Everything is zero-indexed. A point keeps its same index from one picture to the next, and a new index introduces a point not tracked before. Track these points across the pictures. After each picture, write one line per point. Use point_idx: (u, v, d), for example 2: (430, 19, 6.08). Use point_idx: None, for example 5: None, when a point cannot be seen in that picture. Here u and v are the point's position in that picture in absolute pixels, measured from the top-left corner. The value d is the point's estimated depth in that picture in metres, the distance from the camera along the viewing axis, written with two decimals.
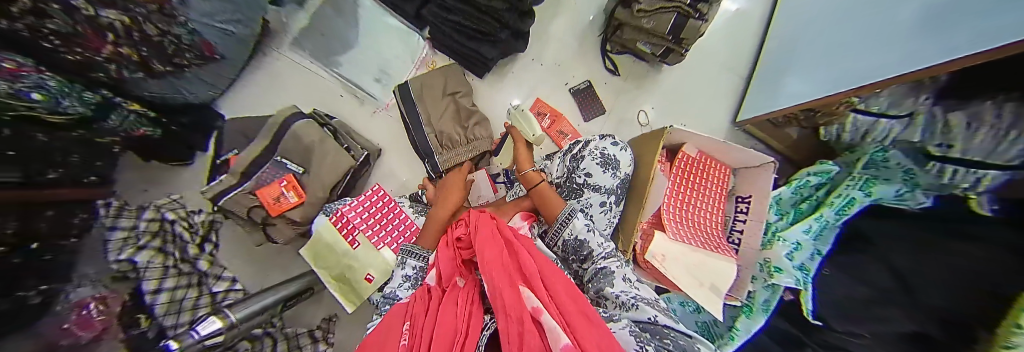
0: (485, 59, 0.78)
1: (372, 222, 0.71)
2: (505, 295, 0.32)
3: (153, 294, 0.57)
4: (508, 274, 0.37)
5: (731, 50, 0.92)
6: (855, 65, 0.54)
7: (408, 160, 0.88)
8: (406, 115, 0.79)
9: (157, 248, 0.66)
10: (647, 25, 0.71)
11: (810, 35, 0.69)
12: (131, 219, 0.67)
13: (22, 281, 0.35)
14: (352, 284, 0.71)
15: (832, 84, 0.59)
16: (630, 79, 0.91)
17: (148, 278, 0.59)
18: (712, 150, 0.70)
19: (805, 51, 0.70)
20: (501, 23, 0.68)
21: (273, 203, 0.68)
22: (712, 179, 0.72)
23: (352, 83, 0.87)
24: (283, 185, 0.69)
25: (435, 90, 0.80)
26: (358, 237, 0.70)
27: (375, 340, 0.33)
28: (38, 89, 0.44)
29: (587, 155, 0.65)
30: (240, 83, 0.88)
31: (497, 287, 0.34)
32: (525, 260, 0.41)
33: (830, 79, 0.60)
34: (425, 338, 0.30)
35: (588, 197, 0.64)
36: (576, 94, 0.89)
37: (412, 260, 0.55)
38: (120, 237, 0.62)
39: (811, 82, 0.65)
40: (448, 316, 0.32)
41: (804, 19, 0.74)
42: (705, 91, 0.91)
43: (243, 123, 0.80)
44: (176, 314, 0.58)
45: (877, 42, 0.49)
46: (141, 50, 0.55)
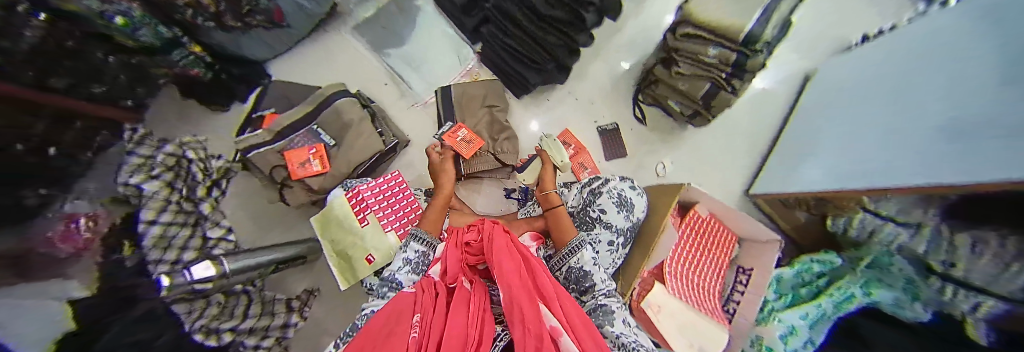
0: (528, 83, 0.84)
1: (386, 205, 0.72)
2: (524, 308, 0.34)
3: (148, 224, 0.55)
4: (526, 287, 0.39)
5: (754, 127, 0.97)
6: (868, 165, 0.57)
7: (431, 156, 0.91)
8: (443, 117, 0.84)
9: (167, 183, 0.65)
10: (680, 86, 0.77)
11: (828, 129, 0.74)
12: (150, 148, 0.66)
13: (33, 180, 0.35)
14: (350, 262, 0.71)
15: (843, 178, 0.62)
16: (655, 131, 0.96)
17: (148, 208, 0.57)
18: (722, 215, 0.72)
19: (823, 139, 0.74)
20: (550, 55, 0.74)
21: (297, 168, 0.71)
22: (718, 244, 0.74)
23: (398, 75, 0.93)
24: (311, 153, 0.72)
25: (474, 100, 0.85)
26: (369, 216, 0.71)
27: (384, 323, 0.34)
28: (123, 16, 0.50)
29: (604, 192, 0.68)
30: (293, 51, 0.93)
31: (514, 297, 0.36)
32: (539, 276, 0.43)
33: (841, 173, 0.64)
34: (438, 335, 0.32)
35: (598, 233, 0.65)
36: (603, 133, 0.94)
37: (416, 244, 0.57)
38: (136, 162, 0.60)
39: (822, 171, 0.69)
40: (463, 317, 0.34)
41: (823, 113, 0.80)
42: (723, 159, 0.95)
43: (290, 87, 0.84)
44: (164, 250, 0.56)
45: (891, 149, 0.53)
46: (220, 3, 0.61)
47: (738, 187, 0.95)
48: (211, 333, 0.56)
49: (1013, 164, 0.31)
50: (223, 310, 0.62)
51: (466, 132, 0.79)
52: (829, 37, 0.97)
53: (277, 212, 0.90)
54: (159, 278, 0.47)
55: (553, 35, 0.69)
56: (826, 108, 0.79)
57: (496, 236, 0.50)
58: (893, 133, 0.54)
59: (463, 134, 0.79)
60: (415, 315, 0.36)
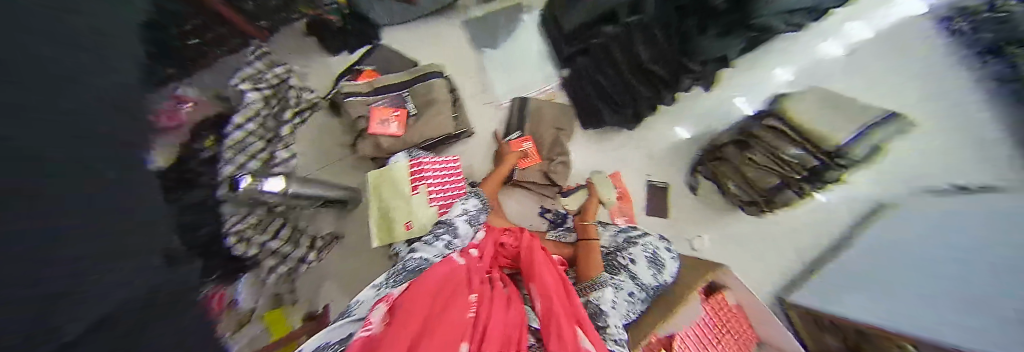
0: (601, 120, 0.93)
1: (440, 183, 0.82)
2: (563, 325, 0.39)
3: (236, 126, 0.66)
4: (564, 307, 0.43)
5: (810, 236, 0.91)
6: (931, 313, 0.52)
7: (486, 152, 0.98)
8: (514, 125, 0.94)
9: (267, 97, 0.76)
10: (751, 173, 0.77)
11: (892, 262, 0.67)
12: (266, 66, 0.80)
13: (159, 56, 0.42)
14: (389, 222, 0.78)
15: (894, 314, 0.57)
16: (704, 205, 0.95)
17: (243, 112, 0.68)
18: (750, 308, 0.70)
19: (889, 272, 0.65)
20: (632, 98, 0.83)
21: (376, 123, 0.81)
22: (737, 339, 0.71)
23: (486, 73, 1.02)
24: (392, 115, 0.82)
25: (546, 121, 0.94)
26: (421, 188, 0.77)
27: (440, 292, 0.40)
28: None
29: (639, 245, 0.72)
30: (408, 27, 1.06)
31: (556, 312, 0.41)
32: (575, 300, 0.46)
33: (893, 310, 0.58)
34: (490, 321, 0.37)
35: (621, 279, 0.65)
36: (652, 188, 0.96)
37: (473, 201, 0.73)
38: (250, 73, 0.73)
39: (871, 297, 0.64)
40: (506, 316, 0.39)
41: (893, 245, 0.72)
42: (763, 257, 0.92)
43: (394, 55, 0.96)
44: (238, 152, 0.65)
45: (969, 307, 0.47)
46: None
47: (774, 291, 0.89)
48: (243, 240, 0.64)
49: None
50: (256, 227, 0.67)
51: (529, 146, 0.92)
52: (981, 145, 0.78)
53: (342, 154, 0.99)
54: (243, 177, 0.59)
55: (646, 86, 0.79)
56: (898, 240, 0.72)
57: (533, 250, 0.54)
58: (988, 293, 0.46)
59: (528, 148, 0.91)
60: (470, 294, 0.41)
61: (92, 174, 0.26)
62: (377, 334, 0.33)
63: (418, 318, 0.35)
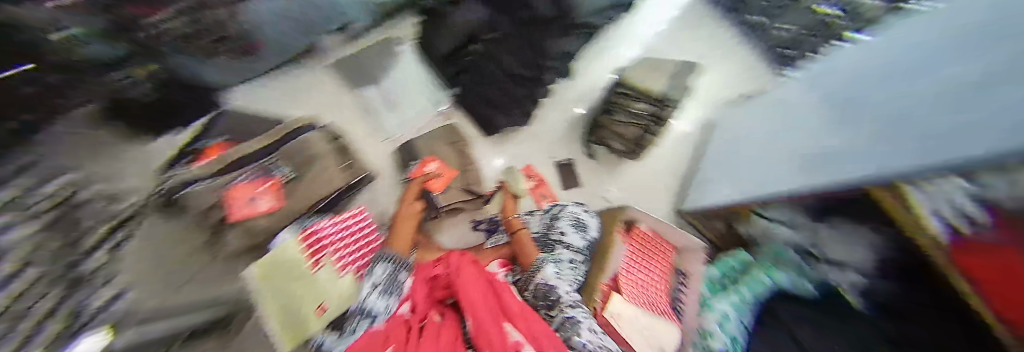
0: (496, 125, 0.99)
1: (346, 244, 0.72)
2: (491, 331, 0.42)
3: None
4: (492, 313, 0.46)
5: (677, 155, 1.15)
6: (768, 179, 0.73)
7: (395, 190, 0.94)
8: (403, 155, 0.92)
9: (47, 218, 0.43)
10: (619, 128, 0.97)
11: (730, 157, 0.94)
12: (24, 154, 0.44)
13: None
14: (291, 320, 0.63)
15: (750, 191, 0.78)
16: (603, 165, 1.11)
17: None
18: (659, 230, 0.86)
19: (719, 164, 0.98)
20: (514, 101, 0.93)
21: (240, 206, 0.67)
22: (660, 255, 0.85)
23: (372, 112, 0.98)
24: (260, 189, 0.68)
25: (442, 142, 0.93)
26: (324, 260, 0.67)
27: None
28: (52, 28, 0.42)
29: (563, 217, 0.78)
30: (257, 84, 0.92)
31: (483, 324, 0.44)
32: (506, 298, 0.50)
33: (748, 188, 0.79)
34: None
35: (559, 253, 0.72)
36: (559, 166, 1.08)
37: (382, 264, 0.63)
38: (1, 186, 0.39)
39: (731, 187, 0.87)
40: None
41: (724, 146, 1.00)
42: (656, 185, 1.13)
43: (248, 121, 0.82)
44: None
45: (784, 168, 0.68)
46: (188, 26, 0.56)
47: (670, 208, 1.11)
48: None
49: (881, 159, 0.39)
50: None
51: (435, 165, 0.89)
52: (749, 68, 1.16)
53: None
54: None
55: (521, 88, 0.90)
56: (727, 141, 0.99)
57: (462, 271, 0.54)
58: (768, 156, 0.77)
59: (433, 169, 0.89)
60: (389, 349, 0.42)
61: None
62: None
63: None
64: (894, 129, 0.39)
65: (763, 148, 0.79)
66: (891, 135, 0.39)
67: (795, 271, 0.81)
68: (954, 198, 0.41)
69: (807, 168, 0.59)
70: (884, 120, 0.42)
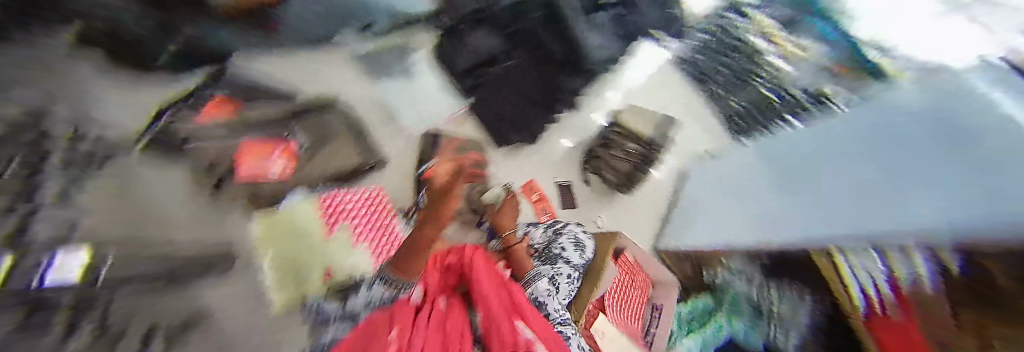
0: (510, 139, 1.07)
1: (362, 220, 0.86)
2: (502, 326, 0.48)
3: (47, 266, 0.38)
4: (504, 308, 0.51)
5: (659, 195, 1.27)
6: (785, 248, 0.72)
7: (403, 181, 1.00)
8: (428, 152, 1.00)
9: None
10: (612, 161, 1.14)
11: (708, 212, 1.03)
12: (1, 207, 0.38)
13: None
14: (295, 272, 0.70)
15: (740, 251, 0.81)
16: (597, 191, 1.20)
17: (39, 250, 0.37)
18: (642, 261, 0.94)
19: (695, 214, 1.09)
20: (531, 122, 1.03)
21: (250, 164, 0.69)
22: (637, 282, 0.92)
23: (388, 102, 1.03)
24: (274, 152, 0.73)
25: (460, 148, 1.03)
26: (341, 228, 0.81)
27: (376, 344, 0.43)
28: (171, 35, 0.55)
29: (565, 234, 0.87)
30: None
31: (495, 316, 0.49)
32: (513, 288, 0.55)
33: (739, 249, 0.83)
34: None
35: (559, 267, 0.79)
36: (559, 187, 1.18)
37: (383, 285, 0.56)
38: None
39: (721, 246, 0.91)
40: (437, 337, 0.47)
41: (696, 199, 1.10)
42: (643, 218, 1.22)
43: None
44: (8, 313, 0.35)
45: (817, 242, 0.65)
46: None
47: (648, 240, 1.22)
48: None
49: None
50: None
51: (445, 168, 0.98)
52: None
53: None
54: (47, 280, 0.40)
55: (537, 112, 1.01)
56: (699, 195, 1.09)
57: (474, 262, 0.57)
58: (766, 215, 0.82)
59: (444, 173, 0.97)
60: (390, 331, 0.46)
61: None
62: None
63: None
64: (910, 199, 0.49)
65: (757, 213, 0.84)
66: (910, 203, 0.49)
67: (748, 318, 0.90)
68: (903, 263, 0.51)
69: (817, 228, 0.66)
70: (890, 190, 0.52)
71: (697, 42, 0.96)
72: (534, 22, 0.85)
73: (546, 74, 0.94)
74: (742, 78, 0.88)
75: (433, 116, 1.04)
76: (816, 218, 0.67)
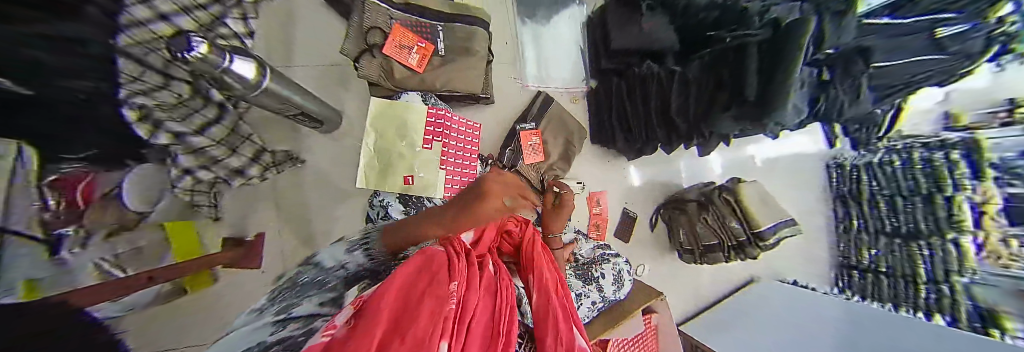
0: (613, 143, 1.01)
1: (459, 149, 0.78)
2: (559, 319, 0.37)
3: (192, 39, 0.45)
4: (562, 307, 0.41)
5: (723, 283, 1.11)
6: None
7: (495, 128, 1.01)
8: (529, 115, 0.99)
9: (184, 11, 0.46)
10: (699, 227, 0.98)
11: (746, 318, 0.94)
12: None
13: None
14: (387, 170, 0.72)
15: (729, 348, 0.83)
16: (659, 240, 1.13)
17: (161, 27, 0.40)
18: (662, 331, 0.89)
19: (736, 315, 0.99)
20: (647, 139, 0.90)
21: (398, 52, 0.78)
22: (645, 346, 0.89)
23: (523, 48, 1.05)
24: (418, 45, 0.80)
25: (558, 127, 1.00)
26: (435, 143, 0.74)
27: (416, 274, 0.34)
28: None
29: (609, 265, 0.81)
30: None
31: (548, 302, 0.40)
32: (568, 307, 0.44)
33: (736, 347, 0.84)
34: (471, 306, 0.32)
35: (587, 290, 0.74)
36: (625, 215, 1.11)
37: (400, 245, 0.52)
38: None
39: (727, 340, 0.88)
40: (487, 297, 0.36)
41: (739, 308, 1.01)
42: (690, 292, 1.11)
43: None
44: (153, 49, 0.39)
45: None
46: None
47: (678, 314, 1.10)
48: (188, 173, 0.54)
49: None
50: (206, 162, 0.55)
51: (535, 141, 0.97)
52: None
53: (332, 73, 0.89)
54: (197, 43, 0.45)
55: (663, 132, 0.83)
56: (765, 302, 0.98)
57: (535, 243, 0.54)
58: (755, 339, 0.84)
59: (534, 143, 0.97)
60: (452, 281, 0.33)
61: (39, 72, 0.24)
62: (338, 336, 0.21)
63: (384, 317, 0.25)
64: None
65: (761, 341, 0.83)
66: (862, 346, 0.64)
67: None
68: None
69: None
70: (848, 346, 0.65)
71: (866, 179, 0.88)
72: (754, 38, 0.55)
73: None
74: (917, 196, 0.74)
75: (553, 84, 1.06)
76: (785, 343, 0.78)
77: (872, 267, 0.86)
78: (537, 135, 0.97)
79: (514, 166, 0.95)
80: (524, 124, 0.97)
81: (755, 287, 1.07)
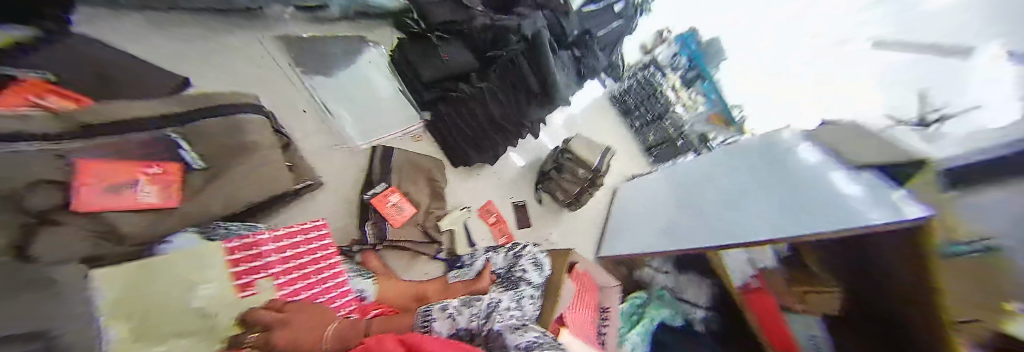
0: (469, 160, 1.06)
1: (292, 269, 0.59)
2: None
3: None
4: None
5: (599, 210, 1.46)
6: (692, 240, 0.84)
7: (347, 207, 0.91)
8: (378, 174, 0.90)
9: None
10: (566, 185, 1.20)
11: (644, 214, 1.16)
12: None
13: None
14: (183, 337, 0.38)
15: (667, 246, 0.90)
16: (549, 209, 1.30)
17: None
18: (590, 271, 1.05)
19: (626, 217, 1.28)
20: (492, 145, 1.02)
21: (103, 195, 0.47)
22: (587, 291, 1.00)
23: (329, 110, 0.93)
24: (146, 174, 0.52)
25: (418, 171, 0.96)
26: (259, 278, 0.52)
27: None
28: None
29: (525, 255, 0.88)
30: (151, 29, 0.74)
31: None
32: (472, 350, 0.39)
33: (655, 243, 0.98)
34: None
35: (521, 289, 0.77)
36: (516, 207, 1.22)
37: None
38: None
39: (648, 244, 1.02)
40: None
41: (630, 214, 1.27)
42: (586, 232, 1.39)
43: (140, 79, 0.65)
44: None
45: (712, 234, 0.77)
46: None
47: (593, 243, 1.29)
48: None
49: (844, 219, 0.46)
50: None
51: (396, 198, 0.89)
52: None
53: None
54: None
55: (499, 135, 0.99)
56: (639, 201, 1.24)
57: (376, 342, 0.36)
58: (647, 219, 1.14)
59: (394, 198, 0.88)
60: None
61: None
62: None
63: None
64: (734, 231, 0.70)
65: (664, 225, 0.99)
66: (750, 212, 0.70)
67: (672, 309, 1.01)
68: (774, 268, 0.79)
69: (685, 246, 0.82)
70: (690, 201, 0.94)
71: (617, 84, 1.44)
72: (516, 51, 0.82)
73: (515, 98, 0.90)
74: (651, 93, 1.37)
75: (387, 130, 0.99)
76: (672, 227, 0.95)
77: (702, 136, 1.35)
78: (395, 191, 0.89)
79: (384, 240, 0.85)
80: (375, 189, 0.88)
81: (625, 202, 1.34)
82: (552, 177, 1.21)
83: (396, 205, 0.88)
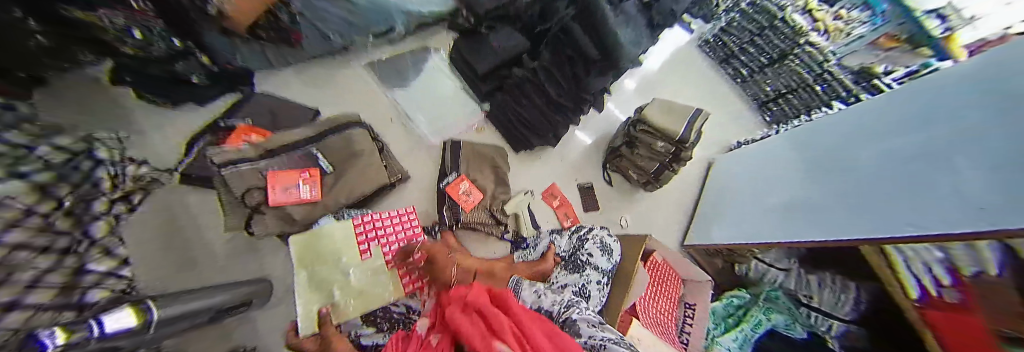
0: (530, 144, 1.07)
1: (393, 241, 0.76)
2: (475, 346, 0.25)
3: None
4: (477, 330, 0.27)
5: (681, 190, 1.28)
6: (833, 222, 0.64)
7: (428, 196, 1.06)
8: (449, 165, 1.02)
9: None
10: (639, 162, 1.08)
11: (755, 188, 0.95)
12: None
13: None
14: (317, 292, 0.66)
15: (793, 232, 0.73)
16: (618, 190, 1.22)
17: None
18: (672, 262, 0.94)
19: (727, 197, 1.09)
20: (552, 127, 1.00)
21: (279, 194, 0.75)
22: (668, 283, 0.92)
23: (409, 115, 1.08)
24: (301, 177, 0.77)
25: (482, 160, 1.04)
26: (373, 247, 0.73)
27: None
28: (139, 29, 0.65)
29: (590, 240, 0.84)
30: (289, 72, 1.01)
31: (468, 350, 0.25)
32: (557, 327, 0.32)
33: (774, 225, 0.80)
34: None
35: (587, 274, 0.77)
36: (581, 189, 1.18)
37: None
38: None
39: (760, 225, 0.85)
40: None
41: (732, 192, 1.07)
42: (666, 214, 1.24)
43: (291, 115, 0.92)
44: None
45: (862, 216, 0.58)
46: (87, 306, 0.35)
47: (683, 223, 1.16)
48: None
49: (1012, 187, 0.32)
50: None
51: (466, 186, 0.98)
52: (737, 116, 1.41)
53: (236, 245, 0.82)
54: None
55: (559, 114, 0.95)
56: (749, 172, 1.01)
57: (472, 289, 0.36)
58: (762, 192, 0.92)
59: (465, 187, 0.98)
60: None
61: None
62: None
63: None
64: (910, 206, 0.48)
65: (783, 201, 0.81)
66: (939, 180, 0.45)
67: (788, 314, 0.83)
68: (970, 256, 0.51)
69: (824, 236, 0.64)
70: (830, 166, 0.71)
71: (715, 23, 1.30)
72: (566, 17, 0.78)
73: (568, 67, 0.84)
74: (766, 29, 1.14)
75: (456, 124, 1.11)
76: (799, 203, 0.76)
77: (863, 70, 1.00)
78: (465, 180, 0.99)
79: (458, 221, 0.97)
80: (448, 178, 0.99)
81: (726, 178, 1.14)
82: (623, 153, 1.11)
83: (468, 194, 0.98)
